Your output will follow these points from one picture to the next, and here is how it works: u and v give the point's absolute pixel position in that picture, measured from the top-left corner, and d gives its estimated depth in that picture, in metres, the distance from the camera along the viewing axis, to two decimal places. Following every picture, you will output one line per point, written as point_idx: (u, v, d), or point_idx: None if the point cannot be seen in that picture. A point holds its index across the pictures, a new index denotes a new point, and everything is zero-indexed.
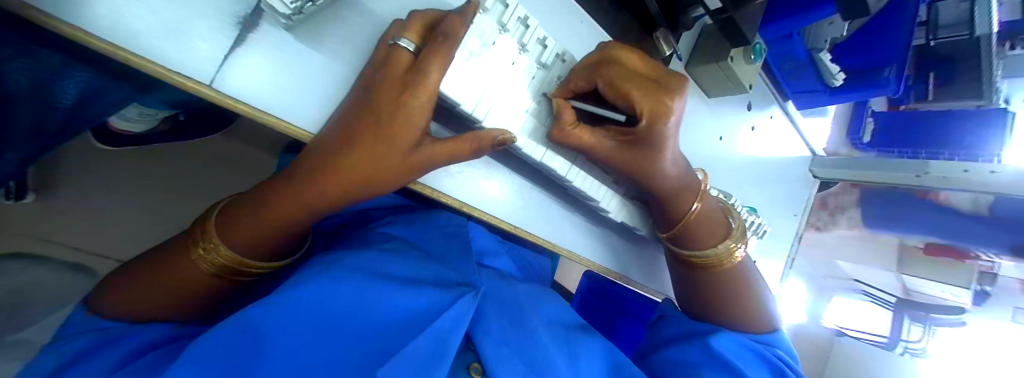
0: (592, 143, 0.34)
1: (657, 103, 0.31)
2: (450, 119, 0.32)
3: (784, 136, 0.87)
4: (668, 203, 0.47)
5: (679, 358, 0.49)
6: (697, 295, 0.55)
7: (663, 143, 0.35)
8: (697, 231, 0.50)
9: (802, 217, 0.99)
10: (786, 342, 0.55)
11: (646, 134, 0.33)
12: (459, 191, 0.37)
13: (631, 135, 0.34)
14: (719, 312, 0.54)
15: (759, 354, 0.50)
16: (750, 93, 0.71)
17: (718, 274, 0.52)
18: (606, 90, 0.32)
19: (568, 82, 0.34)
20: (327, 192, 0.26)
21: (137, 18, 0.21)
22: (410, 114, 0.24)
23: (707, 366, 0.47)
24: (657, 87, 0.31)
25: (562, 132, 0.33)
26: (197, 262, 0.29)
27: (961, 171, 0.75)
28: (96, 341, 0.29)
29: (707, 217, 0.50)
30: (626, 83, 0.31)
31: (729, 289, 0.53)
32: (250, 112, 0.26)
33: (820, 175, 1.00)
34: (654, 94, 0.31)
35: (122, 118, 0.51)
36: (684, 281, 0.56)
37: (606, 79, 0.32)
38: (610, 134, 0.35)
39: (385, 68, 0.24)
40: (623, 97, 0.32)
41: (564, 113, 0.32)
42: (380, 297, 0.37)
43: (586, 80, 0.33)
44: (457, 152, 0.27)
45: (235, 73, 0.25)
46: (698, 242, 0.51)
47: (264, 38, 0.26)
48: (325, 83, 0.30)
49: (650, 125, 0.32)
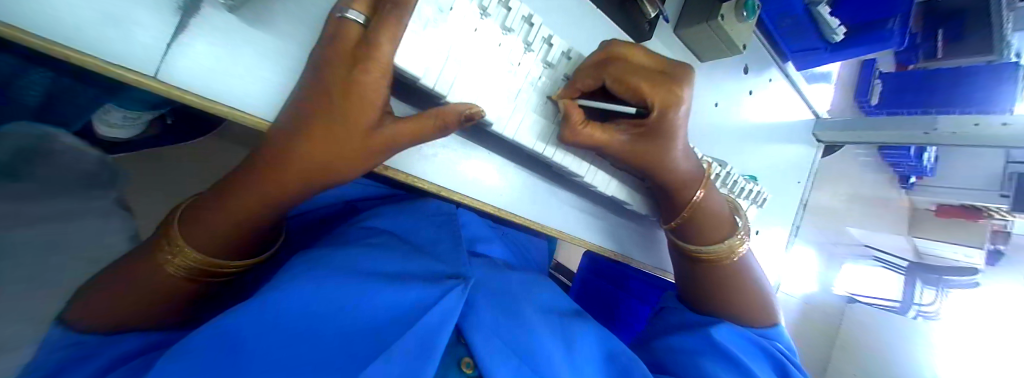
0: (603, 141, 0.36)
1: (666, 94, 0.33)
2: (411, 96, 0.31)
3: (785, 100, 0.84)
4: (676, 198, 0.47)
5: (681, 346, 0.48)
6: (696, 286, 0.54)
7: (674, 132, 0.36)
8: (703, 222, 0.49)
9: (806, 184, 0.97)
10: (785, 337, 0.54)
11: (659, 123, 0.35)
12: (436, 175, 0.35)
13: (644, 127, 0.36)
14: (718, 302, 0.52)
15: (754, 342, 0.49)
16: (747, 55, 0.68)
17: (720, 267, 0.51)
18: (615, 85, 0.34)
19: (574, 82, 0.34)
20: (285, 183, 0.25)
21: (64, 7, 0.19)
22: (363, 92, 0.22)
23: (707, 355, 0.46)
24: (663, 76, 0.34)
25: (574, 132, 0.34)
26: (164, 266, 0.28)
27: (971, 125, 0.71)
28: (71, 356, 0.29)
29: (711, 210, 0.48)
30: (635, 77, 0.33)
31: (731, 281, 0.52)
32: (199, 102, 0.24)
33: (825, 139, 0.98)
34: (666, 86, 0.33)
35: (104, 125, 0.49)
36: (685, 273, 0.55)
37: (614, 76, 0.33)
38: (623, 129, 0.37)
39: (331, 44, 0.22)
40: (630, 90, 0.34)
41: (574, 113, 0.33)
42: (364, 298, 0.35)
43: (594, 78, 0.34)
44: (422, 134, 0.25)
45: (179, 62, 0.23)
46: (706, 236, 0.50)
47: (207, 21, 0.24)
48: (277, 67, 0.28)
49: (663, 114, 0.34)
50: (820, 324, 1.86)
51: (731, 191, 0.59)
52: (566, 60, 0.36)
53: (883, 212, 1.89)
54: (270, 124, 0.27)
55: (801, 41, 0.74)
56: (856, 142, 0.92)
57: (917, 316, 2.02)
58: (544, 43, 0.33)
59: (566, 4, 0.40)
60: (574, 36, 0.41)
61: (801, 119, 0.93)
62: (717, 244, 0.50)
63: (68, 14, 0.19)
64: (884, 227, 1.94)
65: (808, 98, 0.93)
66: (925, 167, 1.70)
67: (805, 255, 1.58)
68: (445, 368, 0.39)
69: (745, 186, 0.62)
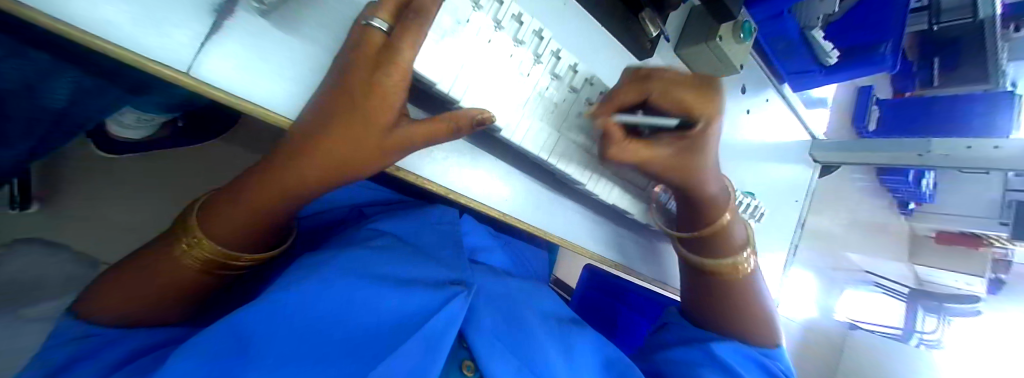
0: (644, 153, 0.38)
1: (711, 107, 0.37)
2: (424, 100, 0.32)
3: (783, 121, 0.86)
4: (701, 213, 0.48)
5: (680, 357, 0.49)
6: (703, 303, 0.54)
7: (710, 145, 0.40)
8: (723, 239, 0.50)
9: (803, 203, 0.98)
10: (787, 359, 0.54)
11: (703, 135, 0.38)
12: (444, 178, 0.36)
13: (687, 138, 0.39)
14: (718, 319, 0.53)
15: (754, 360, 0.49)
16: (744, 76, 0.70)
17: (733, 285, 0.52)
18: (660, 98, 0.38)
19: (617, 96, 0.37)
20: (304, 179, 0.26)
21: (112, 7, 0.21)
22: (385, 95, 0.24)
23: (706, 366, 0.46)
24: (705, 91, 0.38)
25: (617, 145, 0.37)
26: (179, 257, 0.29)
27: (963, 148, 0.73)
28: (82, 349, 0.29)
29: (733, 227, 0.50)
30: (680, 90, 0.37)
31: (738, 300, 0.53)
32: (226, 98, 0.25)
33: (822, 159, 1.00)
34: (707, 99, 0.37)
35: (119, 124, 0.53)
36: (694, 290, 0.55)
37: (660, 89, 0.37)
38: (665, 141, 0.39)
39: (357, 50, 0.23)
40: (674, 102, 0.37)
41: (614, 129, 0.36)
42: (372, 299, 0.36)
43: (639, 92, 0.37)
44: (435, 136, 0.26)
45: (210, 61, 0.25)
46: (729, 251, 0.51)
47: (238, 25, 0.26)
48: (300, 69, 0.29)
49: (706, 126, 0.38)
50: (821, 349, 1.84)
51: None
52: (573, 74, 0.37)
53: (882, 236, 1.89)
54: (291, 122, 0.28)
55: (796, 63, 0.76)
56: (852, 162, 0.94)
57: (920, 343, 1.97)
58: (551, 56, 0.34)
59: (573, 21, 0.42)
60: (579, 51, 0.43)
61: (798, 139, 0.95)
62: (732, 260, 0.51)
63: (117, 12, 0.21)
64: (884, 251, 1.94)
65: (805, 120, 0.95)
66: (923, 192, 1.71)
67: (805, 277, 1.58)
68: (447, 370, 0.40)
69: (742, 200, 0.63)
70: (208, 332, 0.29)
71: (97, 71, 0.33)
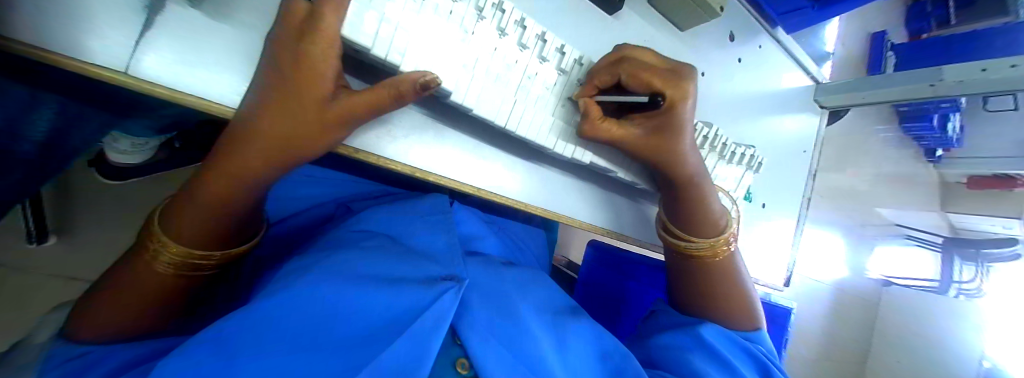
0: (618, 134, 0.40)
1: (675, 89, 0.39)
2: (368, 72, 0.31)
3: (781, 68, 0.81)
4: (679, 198, 0.48)
5: (671, 342, 0.47)
6: (685, 284, 0.52)
7: (681, 126, 0.41)
8: (694, 214, 0.48)
9: (814, 155, 0.93)
10: (768, 342, 0.52)
11: (668, 115, 0.40)
12: (407, 155, 0.35)
13: (656, 119, 0.41)
14: (710, 301, 0.51)
15: (742, 347, 0.47)
16: (730, 21, 0.66)
17: (713, 268, 0.50)
18: (628, 80, 0.39)
19: (591, 80, 0.40)
20: (250, 163, 0.25)
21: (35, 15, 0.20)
22: (315, 66, 0.22)
23: (697, 352, 0.44)
24: (671, 75, 0.40)
25: (592, 127, 0.39)
26: (150, 263, 0.29)
27: (978, 71, 0.67)
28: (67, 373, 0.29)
29: (713, 210, 0.48)
30: (646, 72, 0.39)
31: (724, 282, 0.51)
32: (169, 94, 0.25)
33: (829, 105, 0.93)
34: (673, 82, 0.39)
35: (121, 150, 0.65)
36: (673, 272, 0.54)
37: (626, 72, 0.39)
38: (636, 123, 0.41)
39: (284, 20, 0.22)
40: (643, 84, 0.39)
41: (591, 110, 0.39)
42: (355, 303, 0.35)
43: (609, 75, 0.40)
44: (379, 104, 0.25)
45: (150, 56, 0.24)
46: (699, 232, 0.49)
47: (174, 17, 0.25)
48: (244, 53, 0.28)
49: (671, 107, 0.40)
50: (852, 309, 1.76)
51: (720, 154, 0.57)
52: (522, 30, 0.34)
53: (904, 185, 1.81)
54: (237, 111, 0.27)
55: (789, 2, 0.72)
56: (860, 103, 0.88)
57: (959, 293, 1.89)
58: (494, 9, 0.31)
59: None
60: (540, 11, 0.41)
61: (803, 86, 0.89)
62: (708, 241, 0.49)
63: (51, 21, 0.21)
64: (909, 201, 1.85)
65: (810, 67, 0.89)
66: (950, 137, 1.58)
67: (827, 237, 1.52)
68: (439, 367, 0.38)
69: (736, 149, 0.59)
70: (192, 345, 0.28)
71: (70, 95, 0.35)
